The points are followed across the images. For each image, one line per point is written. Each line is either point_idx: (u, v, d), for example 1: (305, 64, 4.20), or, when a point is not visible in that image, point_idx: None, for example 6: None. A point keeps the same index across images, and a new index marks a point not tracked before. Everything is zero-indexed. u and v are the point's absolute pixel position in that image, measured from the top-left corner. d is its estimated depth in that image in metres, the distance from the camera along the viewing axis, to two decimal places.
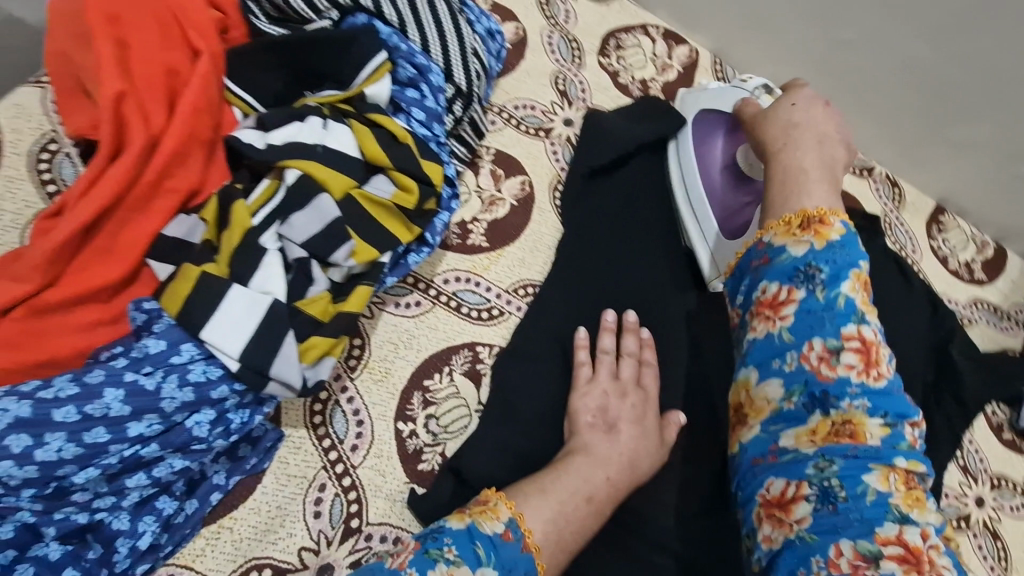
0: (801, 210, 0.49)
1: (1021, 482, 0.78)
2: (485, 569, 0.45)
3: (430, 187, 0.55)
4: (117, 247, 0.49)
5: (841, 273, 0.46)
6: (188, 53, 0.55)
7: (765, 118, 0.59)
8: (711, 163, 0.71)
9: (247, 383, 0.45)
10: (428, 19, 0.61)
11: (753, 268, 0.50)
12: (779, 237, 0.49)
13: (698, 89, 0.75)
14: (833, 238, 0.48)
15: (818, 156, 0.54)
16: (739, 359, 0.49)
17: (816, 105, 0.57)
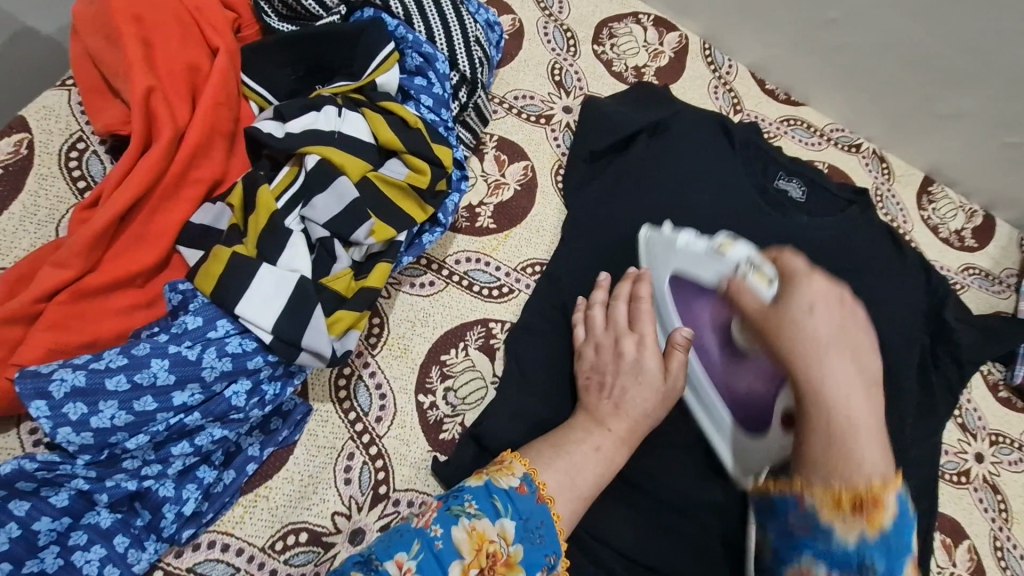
0: (857, 487, 0.45)
1: (1019, 438, 0.81)
2: (504, 520, 0.49)
3: (442, 168, 0.58)
4: (149, 234, 0.53)
5: (896, 567, 0.45)
6: (207, 51, 0.58)
7: (782, 331, 0.49)
8: (704, 329, 0.63)
9: (279, 354, 0.48)
10: (432, 10, 0.63)
11: (794, 529, 0.50)
12: (826, 514, 0.47)
13: (664, 238, 0.64)
14: (886, 522, 0.45)
15: (869, 412, 0.45)
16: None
17: (835, 305, 0.48)
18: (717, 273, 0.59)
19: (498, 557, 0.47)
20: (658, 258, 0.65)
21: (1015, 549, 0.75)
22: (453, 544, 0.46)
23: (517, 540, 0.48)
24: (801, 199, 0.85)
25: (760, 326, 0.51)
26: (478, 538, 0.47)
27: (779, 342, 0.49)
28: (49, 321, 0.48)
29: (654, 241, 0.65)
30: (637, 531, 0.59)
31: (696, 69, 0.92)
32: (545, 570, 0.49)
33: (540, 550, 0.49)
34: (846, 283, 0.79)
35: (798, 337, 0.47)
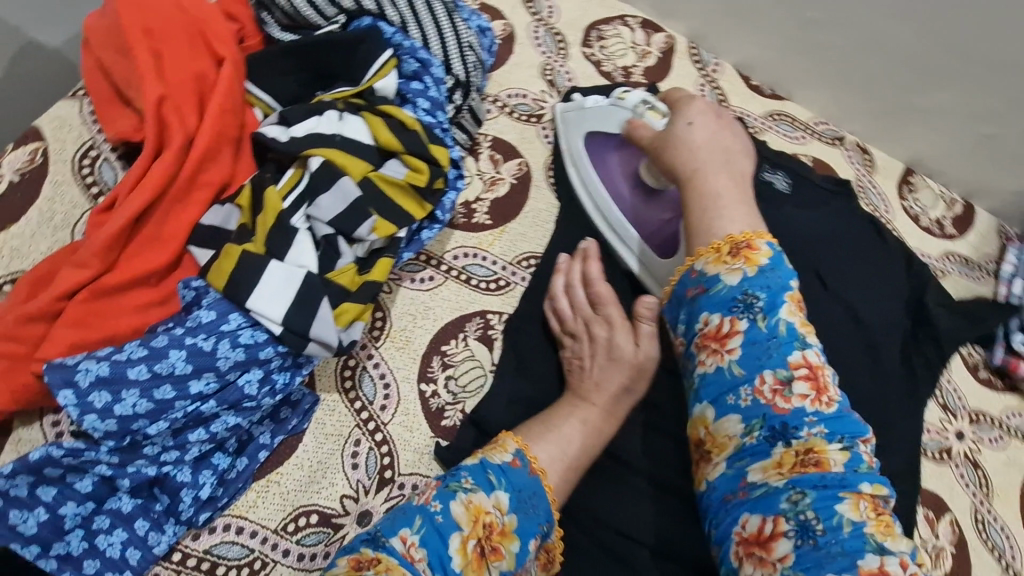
0: (728, 238, 0.55)
1: (999, 416, 0.84)
2: (498, 491, 0.52)
3: (439, 168, 0.61)
4: (163, 234, 0.56)
5: (776, 299, 0.51)
6: (213, 60, 0.61)
7: (667, 141, 0.63)
8: (614, 176, 0.73)
9: (289, 345, 0.50)
10: (427, 17, 0.66)
11: (690, 297, 0.55)
12: (711, 265, 0.54)
13: (576, 106, 0.77)
14: (761, 263, 0.53)
15: (729, 175, 0.60)
16: (694, 394, 0.53)
17: (707, 118, 0.62)
18: (619, 117, 0.72)
19: (494, 526, 0.50)
20: (573, 124, 0.77)
21: (996, 522, 0.78)
22: (452, 518, 0.49)
23: (512, 510, 0.51)
24: (787, 190, 0.88)
25: (655, 142, 0.64)
26: (477, 510, 0.50)
27: (669, 146, 0.63)
28: (72, 317, 0.51)
29: (569, 110, 0.78)
30: (633, 509, 0.61)
31: (683, 68, 0.95)
32: (539, 536, 0.52)
33: (534, 519, 0.52)
34: (830, 270, 0.82)
35: (683, 141, 0.62)
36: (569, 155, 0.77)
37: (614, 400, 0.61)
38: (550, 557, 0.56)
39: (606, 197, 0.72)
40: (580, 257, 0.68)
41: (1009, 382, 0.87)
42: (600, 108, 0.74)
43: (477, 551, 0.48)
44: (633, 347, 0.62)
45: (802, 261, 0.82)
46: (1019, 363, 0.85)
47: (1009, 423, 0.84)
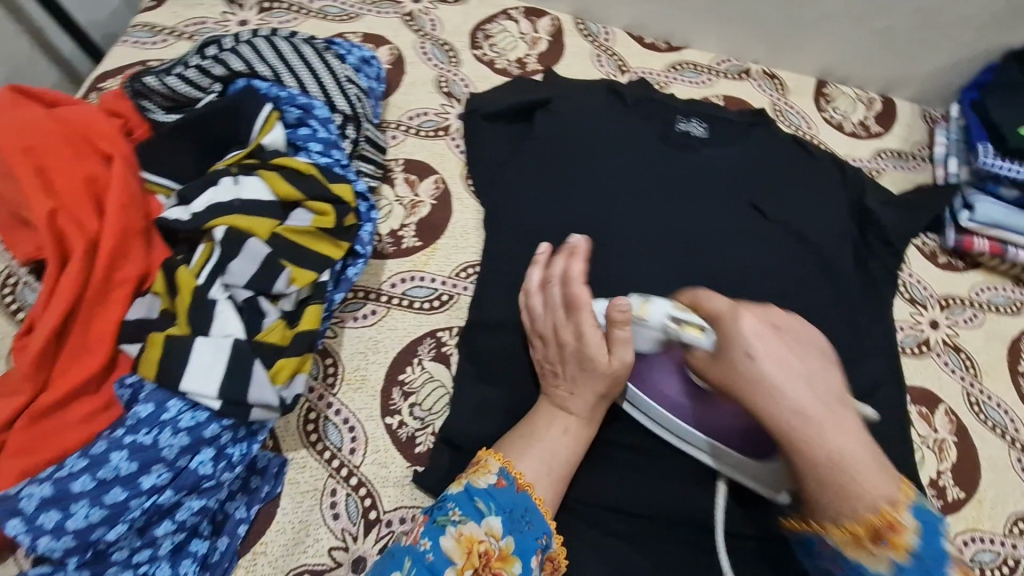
0: (868, 517, 0.47)
1: (968, 296, 0.84)
2: (489, 518, 0.52)
3: (345, 205, 0.61)
4: (90, 341, 0.55)
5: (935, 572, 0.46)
6: (102, 160, 0.61)
7: (730, 384, 0.50)
8: (679, 407, 0.61)
9: (233, 417, 0.50)
10: (299, 63, 0.67)
11: (821, 543, 0.51)
12: (852, 548, 0.49)
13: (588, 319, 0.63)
14: (912, 542, 0.47)
15: (859, 450, 0.47)
16: (810, 546, 0.54)
17: (770, 340, 0.48)
18: (648, 337, 0.58)
19: (490, 553, 0.51)
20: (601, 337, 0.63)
21: (991, 401, 0.77)
22: (443, 553, 0.50)
23: (506, 534, 0.52)
24: (704, 136, 0.87)
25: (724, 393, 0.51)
26: (470, 542, 0.51)
27: (753, 404, 0.48)
28: (15, 446, 0.51)
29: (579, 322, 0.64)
30: (619, 484, 0.62)
31: (576, 44, 0.96)
32: (539, 551, 0.52)
33: (530, 535, 0.53)
34: (765, 200, 0.83)
35: (780, 406, 0.47)
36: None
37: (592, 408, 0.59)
38: (555, 565, 0.55)
39: (668, 415, 0.61)
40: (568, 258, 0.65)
41: (968, 260, 0.87)
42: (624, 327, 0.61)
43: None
44: (604, 355, 0.58)
45: (736, 198, 0.81)
46: (971, 240, 0.84)
47: (980, 299, 0.84)
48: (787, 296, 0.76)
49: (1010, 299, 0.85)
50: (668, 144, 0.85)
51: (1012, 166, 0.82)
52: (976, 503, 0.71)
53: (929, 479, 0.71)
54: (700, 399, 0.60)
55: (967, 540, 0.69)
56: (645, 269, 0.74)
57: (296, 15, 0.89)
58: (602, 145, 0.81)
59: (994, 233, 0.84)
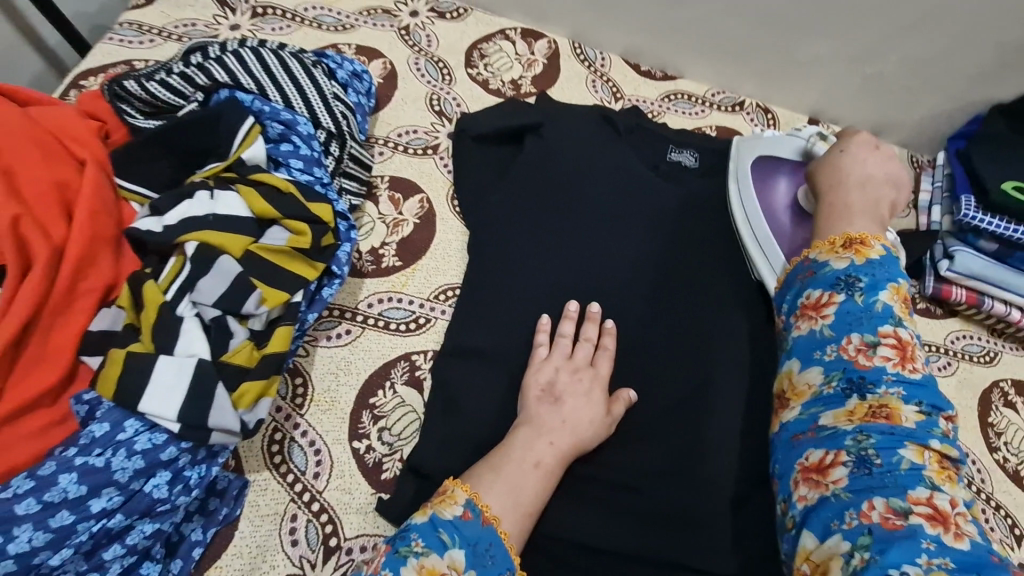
0: (844, 235, 0.63)
1: (943, 344, 0.85)
2: (452, 550, 0.50)
3: (322, 225, 0.60)
4: (48, 352, 0.53)
5: (879, 284, 0.58)
6: (74, 164, 0.60)
7: (817, 163, 0.73)
8: (776, 208, 0.77)
9: (191, 440, 0.49)
10: (285, 78, 0.67)
11: (800, 279, 0.63)
12: (824, 254, 0.62)
13: (753, 136, 0.83)
14: (874, 255, 0.60)
15: (863, 198, 0.68)
16: (788, 353, 0.59)
17: (865, 148, 0.72)
18: (793, 146, 0.81)
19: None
20: (748, 151, 0.82)
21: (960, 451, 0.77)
22: None
23: (469, 567, 0.50)
24: (695, 166, 0.88)
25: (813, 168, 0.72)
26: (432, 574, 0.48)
27: (818, 170, 0.73)
28: None
29: (747, 138, 0.84)
30: (585, 522, 0.62)
31: (571, 68, 0.96)
32: None
33: (494, 570, 0.51)
34: None
35: (842, 163, 0.71)
36: (733, 178, 0.81)
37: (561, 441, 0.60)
38: None
39: (761, 211, 0.77)
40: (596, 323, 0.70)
41: (944, 308, 0.88)
42: (775, 137, 0.82)
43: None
44: (606, 411, 0.64)
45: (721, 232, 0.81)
46: (950, 288, 0.85)
47: (955, 347, 0.85)
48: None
49: (984, 349, 0.86)
50: (658, 172, 0.87)
51: (997, 222, 0.82)
52: None
53: None
54: (793, 213, 0.76)
55: None
56: (626, 301, 0.73)
57: (289, 22, 0.88)
58: (591, 171, 0.80)
59: (972, 284, 0.84)
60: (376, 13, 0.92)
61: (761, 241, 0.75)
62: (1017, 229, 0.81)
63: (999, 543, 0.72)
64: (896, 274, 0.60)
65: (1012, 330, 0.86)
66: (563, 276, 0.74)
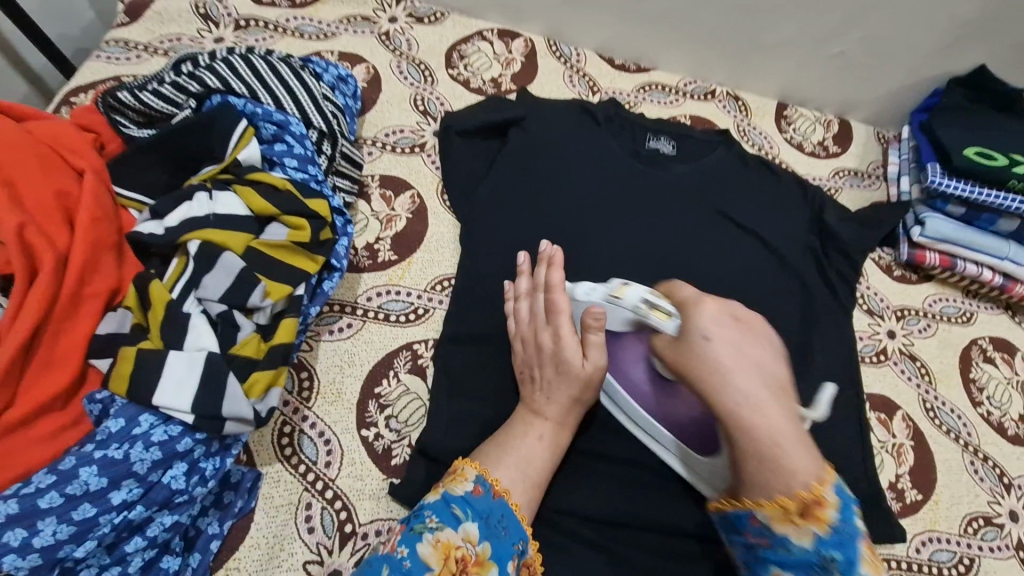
0: (793, 494, 0.47)
1: (921, 307, 0.89)
2: (466, 524, 0.52)
3: (320, 220, 0.62)
4: (58, 356, 0.54)
5: (854, 556, 0.46)
6: (73, 174, 0.61)
7: (682, 364, 0.49)
8: (638, 384, 0.63)
9: (207, 431, 0.50)
10: (275, 82, 0.69)
11: (754, 542, 0.51)
12: (776, 522, 0.48)
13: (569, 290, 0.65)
14: (833, 514, 0.46)
15: (780, 412, 0.46)
16: None
17: (727, 325, 0.48)
18: (620, 316, 0.61)
19: (468, 559, 0.50)
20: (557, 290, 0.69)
21: (946, 406, 0.81)
22: (420, 560, 0.49)
23: (482, 539, 0.52)
24: (674, 152, 0.92)
25: (679, 373, 0.50)
26: (446, 548, 0.50)
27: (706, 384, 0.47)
28: None
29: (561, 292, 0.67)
30: (594, 493, 0.64)
31: (548, 65, 0.99)
32: (516, 556, 0.53)
33: (507, 541, 0.53)
34: (727, 213, 0.87)
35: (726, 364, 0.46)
36: None
37: (555, 408, 0.61)
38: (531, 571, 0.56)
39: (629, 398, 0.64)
40: (546, 264, 0.68)
41: (921, 273, 0.91)
42: (596, 297, 0.62)
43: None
44: (580, 360, 0.61)
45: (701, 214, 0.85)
46: (924, 253, 0.88)
47: (933, 309, 0.89)
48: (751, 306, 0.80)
49: (961, 310, 0.89)
50: (639, 158, 0.91)
51: (963, 185, 0.85)
52: (932, 504, 0.73)
53: (888, 483, 0.74)
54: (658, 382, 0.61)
55: (925, 540, 0.71)
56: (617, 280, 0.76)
57: (273, 33, 0.90)
58: (575, 160, 0.83)
59: (944, 247, 0.88)
60: (356, 20, 0.95)
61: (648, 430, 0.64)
62: (982, 190, 0.85)
63: (988, 492, 0.75)
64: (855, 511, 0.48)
65: (987, 291, 0.90)
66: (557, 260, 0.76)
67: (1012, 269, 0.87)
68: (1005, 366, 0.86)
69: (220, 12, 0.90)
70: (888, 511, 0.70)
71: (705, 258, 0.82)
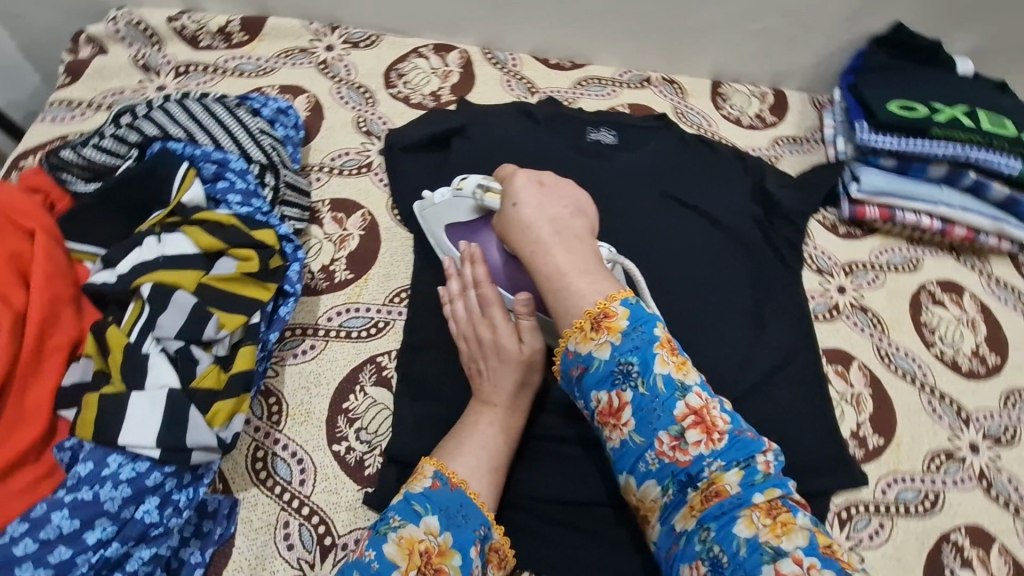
0: (586, 312, 0.57)
1: (868, 260, 0.92)
2: (427, 518, 0.55)
3: (268, 249, 0.64)
4: (26, 410, 0.56)
5: (648, 355, 0.54)
6: (24, 234, 0.63)
7: (503, 232, 0.66)
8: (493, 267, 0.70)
9: (174, 463, 0.52)
10: (212, 122, 0.71)
11: (575, 375, 0.57)
12: (582, 343, 0.56)
13: (430, 202, 0.75)
14: (623, 323, 0.55)
15: (569, 254, 0.61)
16: (614, 465, 0.57)
17: (532, 191, 0.66)
18: (466, 206, 0.72)
19: (432, 550, 0.53)
20: (430, 221, 0.76)
21: (900, 352, 0.84)
22: (387, 559, 0.51)
23: (444, 529, 0.55)
24: (615, 142, 0.96)
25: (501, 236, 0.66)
26: (410, 543, 0.53)
27: (513, 234, 0.65)
28: None
29: (426, 207, 0.76)
30: (562, 477, 0.67)
31: (485, 72, 1.02)
32: (478, 540, 0.56)
33: (468, 528, 0.56)
34: (670, 194, 0.90)
35: (524, 221, 0.64)
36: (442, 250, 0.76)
37: (513, 397, 0.64)
38: (501, 555, 0.60)
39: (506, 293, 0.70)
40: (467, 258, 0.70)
41: (864, 228, 0.95)
42: (446, 200, 0.73)
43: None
44: (517, 345, 0.64)
45: (647, 197, 0.88)
46: (864, 208, 0.92)
47: (880, 261, 0.92)
48: (703, 279, 0.83)
49: (907, 258, 0.93)
50: (582, 152, 0.94)
51: (889, 139, 0.89)
52: (894, 446, 0.76)
53: (849, 431, 0.77)
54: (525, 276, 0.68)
55: (890, 482, 0.73)
56: None
57: (212, 75, 0.93)
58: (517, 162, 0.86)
59: (883, 200, 0.91)
60: (293, 53, 0.98)
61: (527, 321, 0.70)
62: (907, 142, 0.88)
63: (947, 428, 0.78)
64: (650, 322, 0.57)
65: (929, 237, 0.93)
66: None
67: (948, 213, 0.90)
68: (954, 306, 0.89)
69: (159, 61, 0.92)
70: (849, 458, 0.74)
71: (653, 238, 0.84)
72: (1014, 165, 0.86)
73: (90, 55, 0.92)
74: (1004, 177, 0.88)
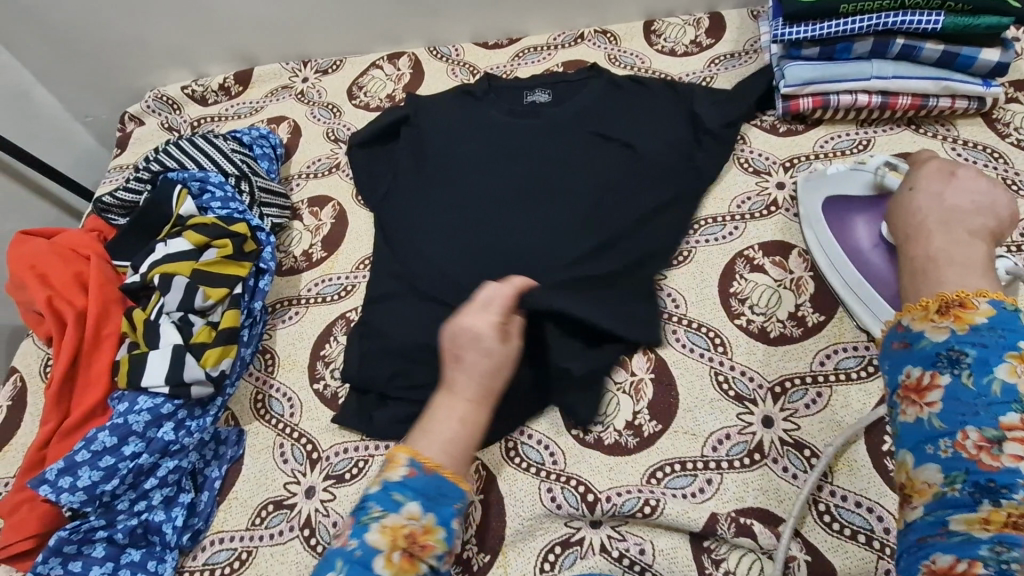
0: (940, 294, 0.48)
1: (811, 152, 0.92)
2: (408, 506, 0.53)
3: (241, 237, 0.82)
4: (93, 377, 0.77)
5: (994, 356, 0.45)
6: (84, 259, 0.85)
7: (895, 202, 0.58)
8: (860, 245, 0.75)
9: (180, 395, 0.72)
10: (200, 155, 0.92)
11: (891, 351, 0.49)
12: (918, 320, 0.48)
13: (817, 175, 0.83)
14: (980, 319, 0.46)
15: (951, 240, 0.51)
16: (892, 442, 0.48)
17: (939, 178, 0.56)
18: (863, 180, 0.78)
19: (416, 531, 0.52)
20: (816, 190, 0.82)
21: None
22: (370, 546, 0.50)
23: (428, 511, 0.53)
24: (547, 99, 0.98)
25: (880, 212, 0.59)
26: (394, 531, 0.51)
27: (895, 217, 0.57)
28: (52, 456, 0.73)
29: (812, 177, 0.83)
30: None
31: (433, 67, 1.16)
32: (458, 516, 0.55)
33: (449, 506, 0.55)
34: (588, 121, 0.91)
35: (916, 204, 0.55)
36: (807, 223, 0.82)
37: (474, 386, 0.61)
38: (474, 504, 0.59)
39: (844, 256, 0.76)
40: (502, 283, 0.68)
41: (807, 120, 0.95)
42: (841, 173, 0.80)
43: (405, 559, 0.51)
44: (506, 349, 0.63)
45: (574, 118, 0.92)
46: (797, 101, 0.92)
47: (824, 150, 0.92)
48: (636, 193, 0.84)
49: (855, 141, 0.92)
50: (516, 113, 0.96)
51: (804, 28, 0.87)
52: (838, 319, 0.76)
53: (787, 313, 0.78)
54: (882, 251, 0.73)
55: (830, 353, 0.74)
56: None
57: (218, 123, 1.16)
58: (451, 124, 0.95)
59: (814, 89, 0.91)
60: (277, 91, 1.18)
61: (833, 267, 0.77)
62: (821, 26, 0.87)
63: None
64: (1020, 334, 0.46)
65: (877, 114, 0.92)
66: (439, 205, 0.86)
67: (885, 86, 0.88)
68: None
69: (179, 121, 1.18)
70: (781, 337, 0.76)
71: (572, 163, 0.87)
72: (938, 19, 0.83)
73: (132, 128, 1.18)
74: (933, 34, 0.85)
